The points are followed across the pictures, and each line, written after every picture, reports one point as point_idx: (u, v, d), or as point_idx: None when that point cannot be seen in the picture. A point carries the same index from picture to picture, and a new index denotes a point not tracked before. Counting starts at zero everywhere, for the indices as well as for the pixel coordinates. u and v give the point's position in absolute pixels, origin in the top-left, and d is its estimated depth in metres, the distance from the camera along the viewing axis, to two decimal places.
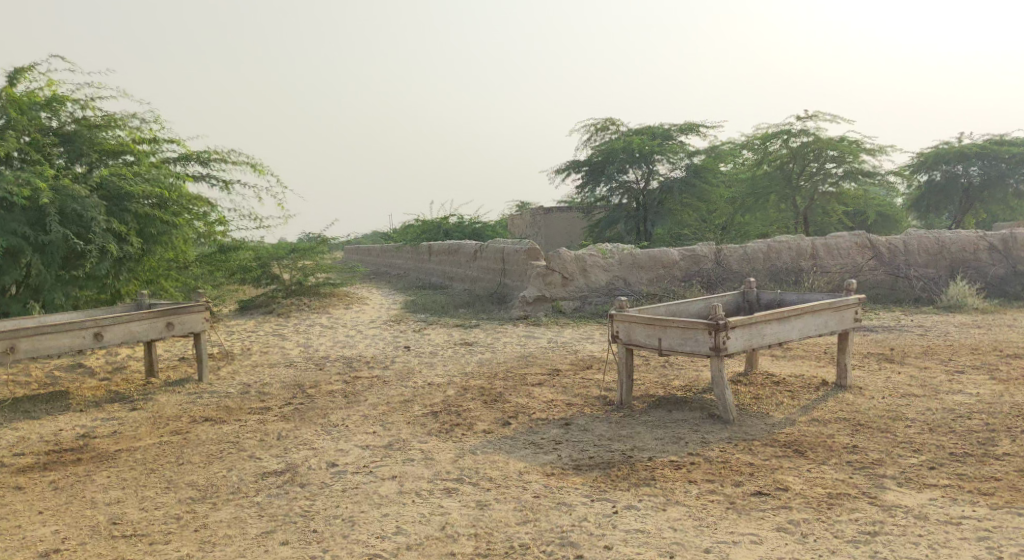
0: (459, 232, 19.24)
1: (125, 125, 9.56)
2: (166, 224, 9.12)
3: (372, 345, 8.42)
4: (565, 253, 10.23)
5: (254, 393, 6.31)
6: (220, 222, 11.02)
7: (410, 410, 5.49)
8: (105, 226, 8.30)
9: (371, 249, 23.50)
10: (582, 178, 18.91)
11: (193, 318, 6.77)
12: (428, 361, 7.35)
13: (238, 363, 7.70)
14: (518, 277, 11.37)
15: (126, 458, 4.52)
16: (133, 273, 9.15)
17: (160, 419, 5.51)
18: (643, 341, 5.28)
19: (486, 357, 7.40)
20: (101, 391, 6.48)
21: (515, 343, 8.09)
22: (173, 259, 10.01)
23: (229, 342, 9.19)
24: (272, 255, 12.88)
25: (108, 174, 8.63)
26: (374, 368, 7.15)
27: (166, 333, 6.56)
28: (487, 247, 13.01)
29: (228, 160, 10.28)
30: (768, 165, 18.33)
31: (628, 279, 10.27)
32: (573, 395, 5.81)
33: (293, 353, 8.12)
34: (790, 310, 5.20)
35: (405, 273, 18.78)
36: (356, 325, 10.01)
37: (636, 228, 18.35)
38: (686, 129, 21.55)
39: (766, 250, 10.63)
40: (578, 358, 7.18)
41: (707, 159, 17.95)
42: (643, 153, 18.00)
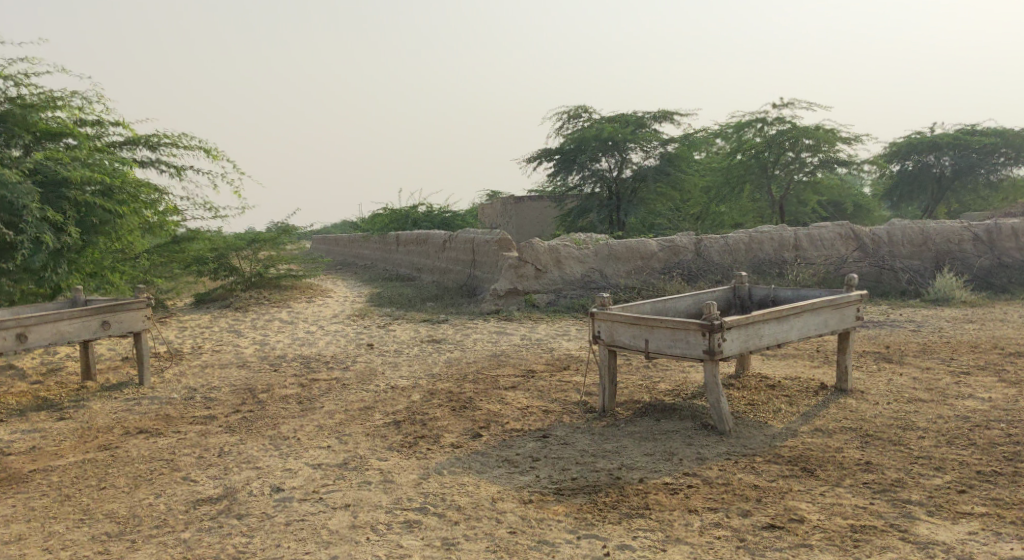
0: (428, 221, 18.61)
1: (65, 105, 8.83)
2: (110, 212, 8.42)
3: (333, 343, 7.82)
4: (539, 244, 9.74)
5: (199, 399, 5.70)
6: (173, 212, 10.32)
7: (370, 419, 4.94)
8: (39, 214, 7.59)
9: (338, 238, 22.77)
10: (554, 166, 18.41)
11: (132, 316, 6.12)
12: (393, 361, 6.79)
13: (186, 363, 7.08)
14: (489, 268, 10.82)
15: (39, 480, 3.91)
16: (75, 265, 8.42)
17: (89, 430, 4.89)
18: (628, 342, 4.79)
19: (456, 356, 6.86)
20: (26, 397, 5.82)
21: (487, 340, 7.56)
22: (121, 250, 9.29)
23: (179, 340, 8.53)
24: (230, 246, 12.16)
25: (43, 158, 7.91)
26: (334, 369, 6.57)
27: (102, 333, 5.91)
28: (457, 237, 12.44)
29: (179, 144, 9.59)
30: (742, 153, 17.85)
31: (605, 271, 9.78)
32: (550, 400, 5.31)
33: (248, 352, 7.50)
34: (789, 308, 4.75)
35: (373, 263, 18.11)
36: (318, 321, 9.39)
37: (609, 218, 17.91)
38: (659, 117, 21.24)
39: (747, 241, 10.24)
40: (554, 357, 6.68)
41: (680, 148, 17.56)
42: (616, 141, 17.57)
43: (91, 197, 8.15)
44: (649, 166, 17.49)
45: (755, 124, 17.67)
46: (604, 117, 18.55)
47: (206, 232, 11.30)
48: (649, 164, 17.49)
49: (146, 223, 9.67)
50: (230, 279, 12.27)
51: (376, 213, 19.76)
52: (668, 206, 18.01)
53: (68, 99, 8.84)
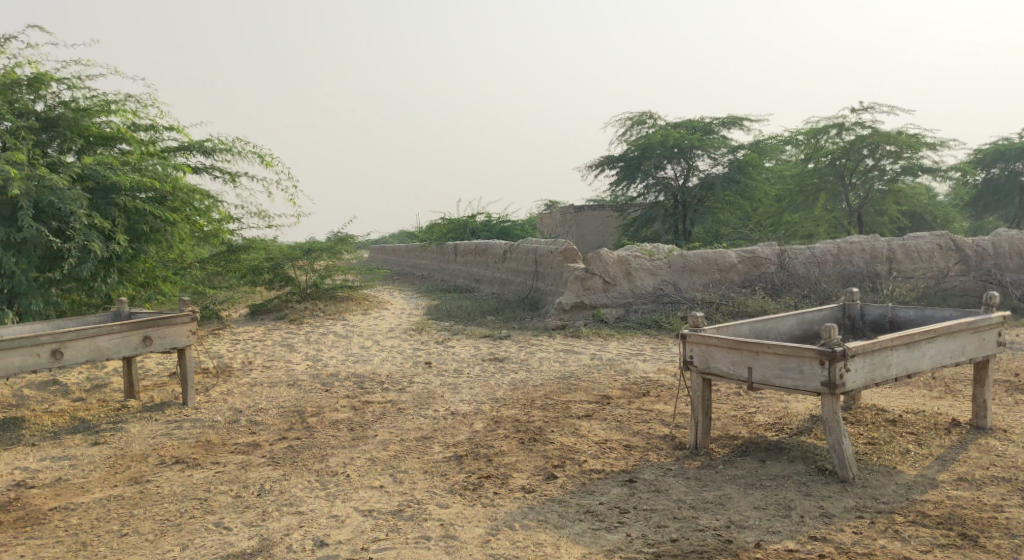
0: (487, 231, 18.11)
1: (121, 109, 8.65)
2: (161, 220, 8.16)
3: (388, 360, 7.30)
4: (608, 255, 9.11)
5: (244, 423, 5.22)
6: (227, 221, 10.08)
7: (429, 451, 4.37)
8: (87, 221, 7.37)
9: (396, 248, 22.47)
10: (617, 173, 17.78)
11: (176, 330, 5.70)
12: (453, 382, 6.22)
13: (235, 380, 6.65)
14: (553, 280, 10.22)
15: (58, 522, 3.45)
16: (127, 275, 8.19)
17: (122, 458, 4.45)
18: (728, 370, 4.12)
19: (521, 378, 6.25)
20: (64, 417, 5.44)
21: (554, 359, 6.94)
22: (173, 260, 9.04)
23: (231, 355, 8.15)
24: (285, 255, 11.82)
25: (93, 163, 7.69)
26: (389, 391, 6.03)
27: (142, 349, 5.50)
28: (518, 247, 11.88)
29: (234, 150, 9.31)
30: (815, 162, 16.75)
31: (679, 284, 9.09)
32: (631, 434, 4.66)
33: (299, 369, 7.04)
34: (922, 332, 4.01)
35: (430, 274, 17.68)
36: (373, 335, 8.91)
37: (674, 227, 17.26)
38: (728, 123, 20.38)
39: (835, 252, 9.38)
40: (631, 380, 6.01)
41: (751, 154, 16.66)
42: (682, 148, 16.81)
43: (142, 203, 7.89)
44: (718, 173, 16.69)
45: (830, 129, 16.48)
46: (669, 123, 17.82)
47: (260, 241, 11.03)
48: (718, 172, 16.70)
49: (199, 232, 9.43)
50: (285, 290, 11.95)
51: (434, 223, 19.35)
52: (736, 216, 17.06)
53: (124, 104, 8.66)
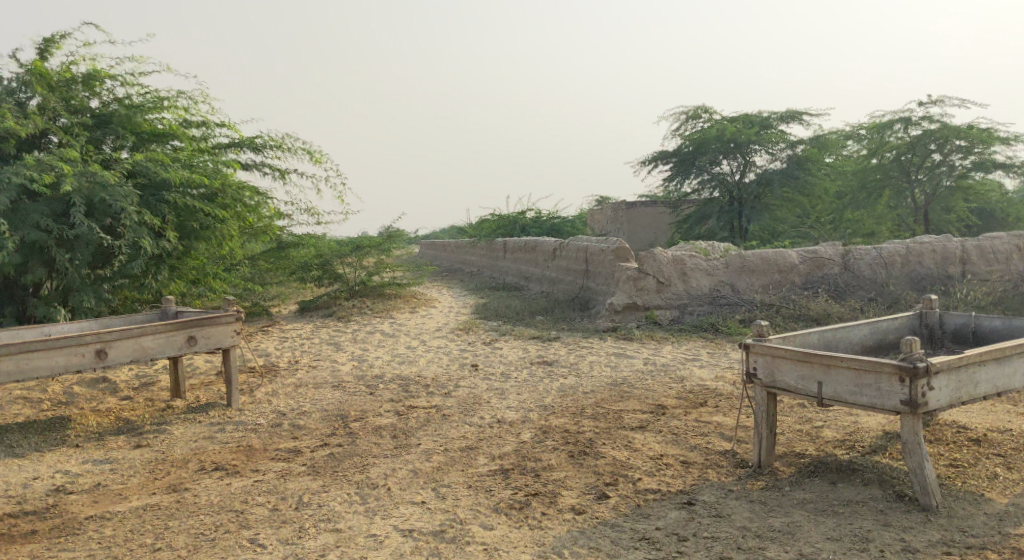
0: (536, 228, 17.88)
1: (173, 106, 8.67)
2: (210, 217, 8.14)
3: (434, 362, 7.14)
4: (662, 255, 8.80)
5: (287, 427, 5.11)
6: (277, 217, 10.08)
7: (474, 463, 4.18)
8: (138, 218, 7.40)
9: (445, 244, 22.41)
10: (671, 169, 17.36)
11: (221, 330, 5.62)
12: (500, 387, 6.01)
13: (281, 380, 6.57)
14: (604, 280, 9.94)
15: (93, 532, 3.36)
16: (178, 272, 8.25)
17: (163, 463, 4.36)
18: (796, 384, 3.83)
19: (571, 383, 6.01)
20: (109, 417, 5.42)
21: (605, 363, 6.68)
22: (223, 257, 9.06)
23: (278, 353, 8.10)
24: (334, 252, 11.79)
25: (143, 160, 7.67)
26: (435, 395, 5.86)
27: (187, 349, 5.44)
28: (568, 245, 11.63)
29: (284, 146, 9.26)
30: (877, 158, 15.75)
31: (737, 285, 8.74)
32: (689, 449, 4.39)
33: (344, 369, 6.92)
34: (1014, 347, 3.64)
35: (479, 271, 17.54)
36: (420, 335, 8.78)
37: (730, 224, 16.71)
38: (787, 117, 19.75)
39: (905, 252, 8.86)
40: (686, 389, 5.71)
41: (811, 149, 16.20)
42: (739, 142, 16.30)
43: (192, 200, 7.90)
44: (775, 169, 16.27)
45: (896, 124, 15.50)
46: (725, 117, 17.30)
47: (310, 238, 11.01)
48: (775, 167, 16.26)
49: (248, 229, 9.44)
50: (334, 286, 11.93)
51: (484, 219, 19.20)
52: (795, 214, 16.51)
53: (176, 100, 8.68)
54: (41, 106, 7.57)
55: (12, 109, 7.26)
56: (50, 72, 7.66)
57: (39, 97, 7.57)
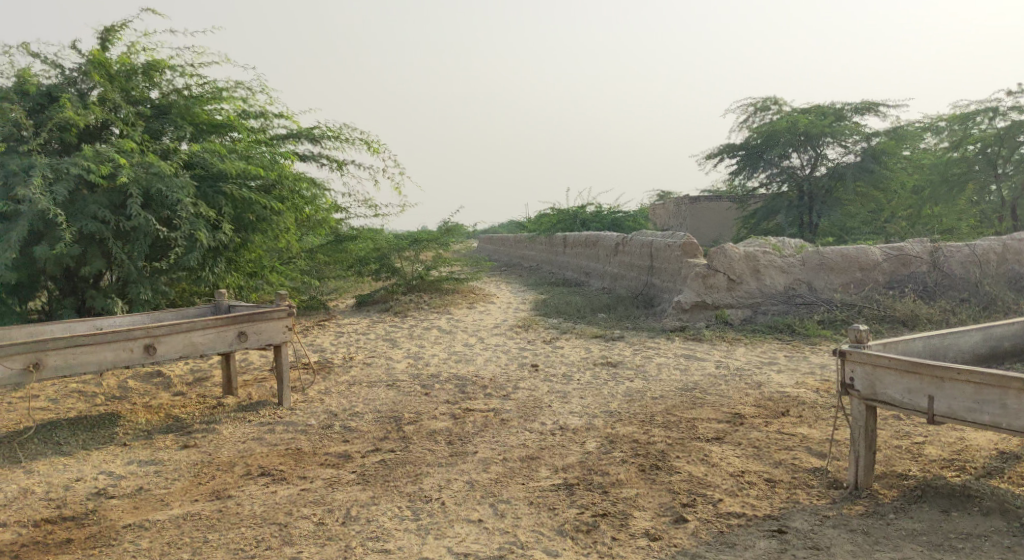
0: (597, 222, 17.44)
1: (231, 96, 8.57)
2: (267, 209, 8.01)
3: (492, 361, 6.82)
4: (734, 250, 8.28)
5: (338, 429, 4.86)
6: (334, 209, 9.94)
7: (536, 476, 3.84)
8: (194, 210, 7.33)
9: (504, 239, 22.13)
10: (737, 162, 16.73)
11: (272, 326, 5.41)
12: (561, 389, 5.65)
13: (334, 378, 6.35)
14: (670, 276, 9.48)
15: (129, 544, 3.15)
16: (235, 265, 8.17)
17: (209, 466, 4.16)
18: (901, 398, 3.36)
19: (638, 388, 5.60)
20: (159, 414, 5.27)
21: (674, 366, 6.25)
22: (279, 250, 8.94)
23: (333, 348, 7.91)
24: (391, 246, 11.60)
25: (200, 151, 7.58)
26: (493, 397, 5.55)
27: (237, 345, 5.24)
28: (632, 239, 11.18)
29: (342, 137, 9.08)
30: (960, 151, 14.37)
31: (814, 283, 8.18)
32: (773, 465, 3.95)
33: (399, 367, 6.67)
34: None
35: (538, 266, 17.21)
36: (478, 331, 8.49)
37: (799, 219, 15.86)
38: (863, 109, 18.83)
39: (1002, 249, 8.16)
40: (765, 396, 5.25)
41: (888, 141, 15.19)
42: (810, 135, 15.52)
43: (248, 192, 7.77)
44: (849, 161, 15.28)
45: (980, 115, 14.47)
46: (795, 108, 16.54)
47: (366, 232, 10.84)
48: (849, 159, 15.28)
49: (305, 221, 9.31)
50: (391, 280, 11.75)
51: (543, 214, 18.84)
52: (869, 208, 15.78)
53: (234, 90, 8.58)
54: (100, 97, 7.54)
55: (71, 99, 7.24)
56: (109, 62, 7.63)
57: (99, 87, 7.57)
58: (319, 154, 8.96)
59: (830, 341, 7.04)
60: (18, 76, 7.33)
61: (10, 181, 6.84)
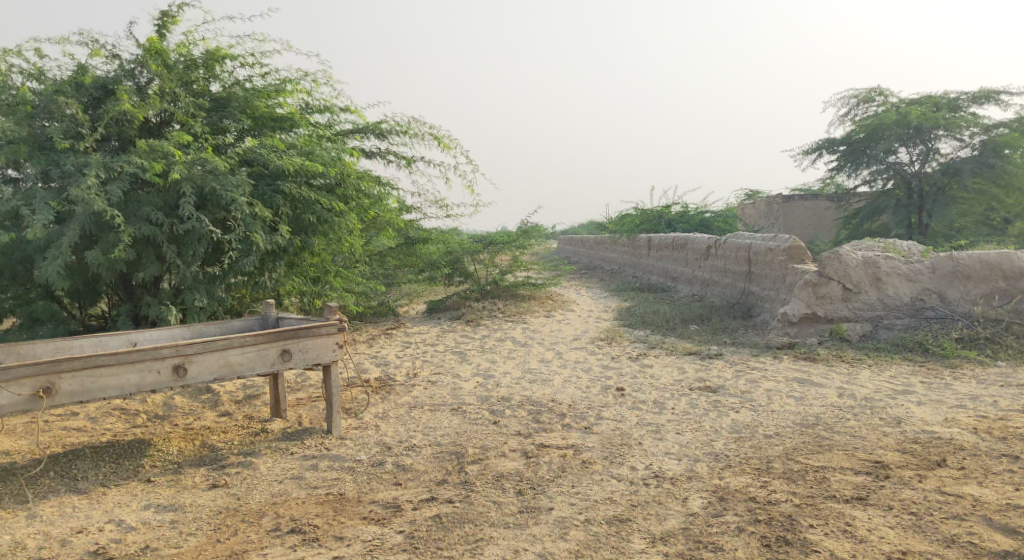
0: (683, 223, 16.40)
1: (295, 89, 8.04)
2: (328, 210, 7.40)
3: (572, 381, 6.00)
4: (849, 256, 7.20)
5: (390, 467, 4.15)
6: (403, 209, 9.34)
7: (626, 549, 3.03)
8: (250, 210, 6.75)
9: (584, 240, 21.24)
10: (838, 159, 15.37)
11: (320, 344, 4.75)
12: (653, 421, 4.78)
13: (394, 399, 5.68)
14: (772, 284, 8.45)
15: None
16: (296, 269, 7.62)
17: (233, 516, 3.52)
18: None
19: (747, 422, 4.66)
20: (195, 441, 4.71)
21: (787, 394, 5.29)
22: (343, 253, 8.39)
23: (397, 361, 7.24)
24: (464, 248, 10.90)
25: (257, 146, 7.03)
26: (572, 428, 4.74)
27: (280, 366, 4.62)
28: (726, 241, 10.15)
29: (410, 130, 8.45)
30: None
31: (947, 294, 7.00)
32: (943, 542, 2.99)
33: (467, 387, 5.94)
34: None
35: (620, 269, 16.30)
36: (555, 344, 7.69)
37: (908, 220, 14.31)
38: (981, 97, 17.07)
39: None
40: (910, 437, 4.22)
41: (1013, 133, 13.25)
42: (920, 127, 13.97)
43: (307, 191, 7.16)
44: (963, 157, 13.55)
45: None
46: (905, 99, 15.01)
47: (438, 234, 10.21)
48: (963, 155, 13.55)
49: (370, 223, 8.73)
50: (464, 285, 11.07)
51: (626, 214, 17.90)
52: (980, 211, 13.99)
53: (298, 83, 8.05)
54: (158, 89, 7.09)
55: (128, 91, 6.80)
56: (168, 51, 7.16)
57: (157, 79, 7.12)
58: (387, 153, 8.40)
59: (975, 363, 5.88)
60: (76, 69, 6.95)
61: (65, 181, 6.43)
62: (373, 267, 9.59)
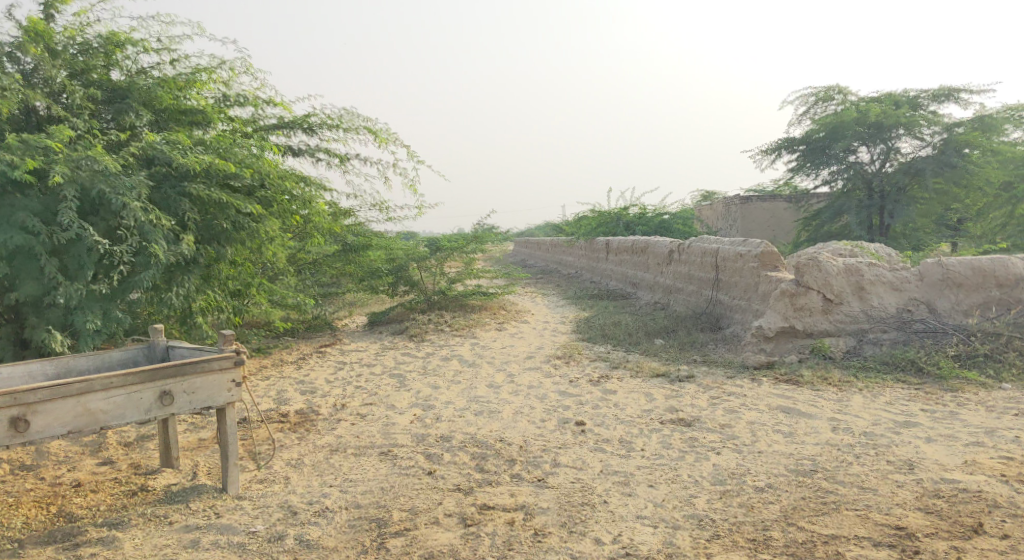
0: (642, 225, 15.75)
1: (212, 79, 7.05)
2: (245, 214, 6.40)
3: (525, 412, 5.19)
4: (830, 264, 6.52)
5: (295, 545, 3.36)
6: (336, 211, 8.43)
7: None
8: (147, 215, 5.70)
9: (541, 242, 20.45)
10: (797, 158, 14.80)
11: (210, 384, 3.83)
12: (621, 469, 3.98)
13: (314, 441, 4.80)
14: (743, 293, 7.75)
15: None
16: (209, 283, 6.60)
17: None
18: None
19: (731, 469, 3.90)
20: (53, 505, 3.78)
21: (773, 427, 4.55)
22: (266, 263, 7.44)
23: (325, 388, 6.34)
24: (410, 254, 9.90)
25: (158, 141, 5.99)
26: (523, 479, 3.93)
27: (159, 413, 3.70)
28: (690, 246, 9.45)
29: (342, 123, 7.54)
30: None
31: (936, 304, 6.37)
32: None
33: (402, 423, 5.08)
34: None
35: (578, 274, 15.56)
36: (506, 364, 6.88)
37: (869, 221, 13.73)
38: (940, 96, 16.73)
39: None
40: (930, 489, 3.48)
41: (972, 131, 12.76)
42: (881, 125, 13.45)
43: (218, 192, 6.14)
44: (925, 155, 13.00)
45: None
46: (864, 97, 14.50)
47: (380, 240, 9.31)
48: (925, 153, 13.01)
49: (299, 228, 7.80)
50: (410, 294, 10.18)
51: (583, 216, 17.18)
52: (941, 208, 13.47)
53: (215, 71, 7.06)
54: (40, 75, 5.97)
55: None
56: (54, 33, 6.06)
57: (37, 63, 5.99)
58: (317, 150, 7.49)
59: (977, 386, 5.24)
60: None
61: None
62: (304, 278, 8.66)
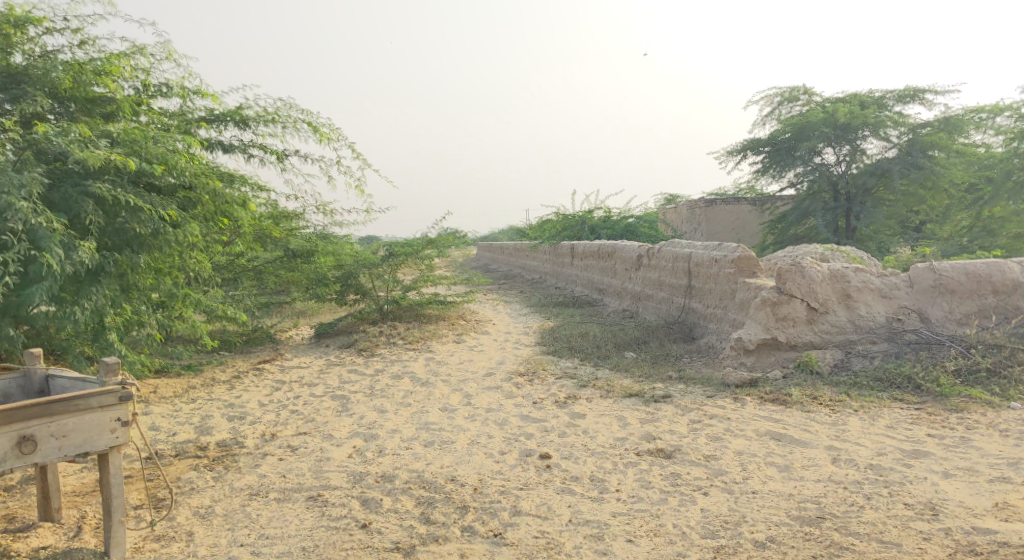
0: (608, 229, 15.20)
1: (130, 65, 6.27)
2: (162, 218, 5.62)
3: (482, 442, 4.51)
4: (814, 269, 5.99)
5: None
6: (275, 214, 7.67)
7: None
8: (39, 218, 4.91)
9: (504, 247, 19.79)
10: (763, 160, 14.39)
11: (86, 425, 3.09)
12: (593, 517, 3.35)
13: (231, 484, 4.06)
14: (718, 301, 7.19)
15: None
16: (125, 295, 5.83)
17: None
18: None
19: (723, 516, 3.29)
20: None
21: (766, 459, 3.94)
22: (194, 272, 6.64)
23: (256, 413, 5.58)
24: (360, 261, 9.13)
25: (56, 132, 5.20)
26: (476, 535, 3.27)
27: (16, 462, 2.96)
28: (660, 251, 8.87)
29: (279, 117, 6.81)
30: (1022, 149, 11.70)
31: (929, 313, 5.86)
32: None
33: (338, 458, 4.37)
34: None
35: (542, 279, 14.94)
36: (463, 382, 6.19)
37: (835, 223, 13.34)
38: (905, 97, 16.53)
39: None
40: (962, 543, 2.91)
41: (937, 131, 12.40)
42: (846, 125, 13.05)
43: (127, 193, 5.36)
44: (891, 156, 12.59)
45: None
46: (830, 98, 14.13)
47: (326, 245, 8.52)
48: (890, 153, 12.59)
49: (233, 234, 7.02)
50: (361, 303, 9.43)
51: (547, 220, 16.58)
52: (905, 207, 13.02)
53: (132, 57, 6.29)
54: None
55: None
56: None
57: None
58: (252, 147, 6.75)
59: (983, 405, 4.72)
60: None
61: None
62: (241, 286, 7.84)
